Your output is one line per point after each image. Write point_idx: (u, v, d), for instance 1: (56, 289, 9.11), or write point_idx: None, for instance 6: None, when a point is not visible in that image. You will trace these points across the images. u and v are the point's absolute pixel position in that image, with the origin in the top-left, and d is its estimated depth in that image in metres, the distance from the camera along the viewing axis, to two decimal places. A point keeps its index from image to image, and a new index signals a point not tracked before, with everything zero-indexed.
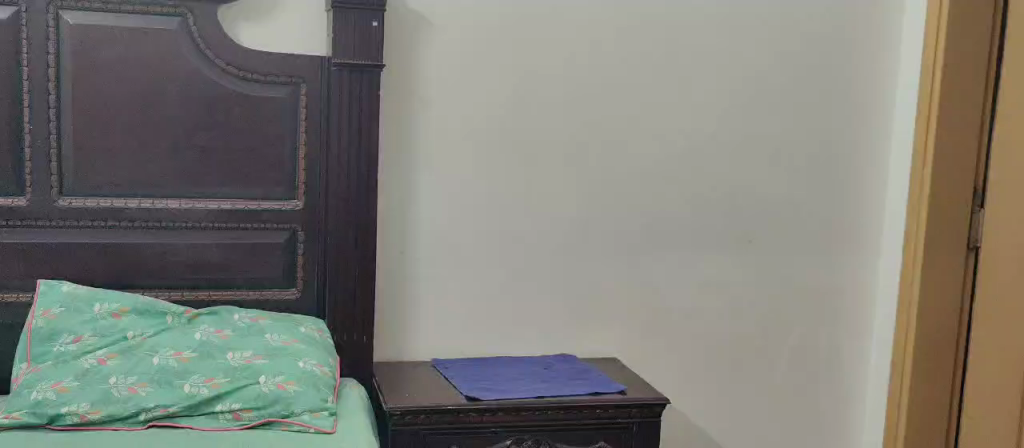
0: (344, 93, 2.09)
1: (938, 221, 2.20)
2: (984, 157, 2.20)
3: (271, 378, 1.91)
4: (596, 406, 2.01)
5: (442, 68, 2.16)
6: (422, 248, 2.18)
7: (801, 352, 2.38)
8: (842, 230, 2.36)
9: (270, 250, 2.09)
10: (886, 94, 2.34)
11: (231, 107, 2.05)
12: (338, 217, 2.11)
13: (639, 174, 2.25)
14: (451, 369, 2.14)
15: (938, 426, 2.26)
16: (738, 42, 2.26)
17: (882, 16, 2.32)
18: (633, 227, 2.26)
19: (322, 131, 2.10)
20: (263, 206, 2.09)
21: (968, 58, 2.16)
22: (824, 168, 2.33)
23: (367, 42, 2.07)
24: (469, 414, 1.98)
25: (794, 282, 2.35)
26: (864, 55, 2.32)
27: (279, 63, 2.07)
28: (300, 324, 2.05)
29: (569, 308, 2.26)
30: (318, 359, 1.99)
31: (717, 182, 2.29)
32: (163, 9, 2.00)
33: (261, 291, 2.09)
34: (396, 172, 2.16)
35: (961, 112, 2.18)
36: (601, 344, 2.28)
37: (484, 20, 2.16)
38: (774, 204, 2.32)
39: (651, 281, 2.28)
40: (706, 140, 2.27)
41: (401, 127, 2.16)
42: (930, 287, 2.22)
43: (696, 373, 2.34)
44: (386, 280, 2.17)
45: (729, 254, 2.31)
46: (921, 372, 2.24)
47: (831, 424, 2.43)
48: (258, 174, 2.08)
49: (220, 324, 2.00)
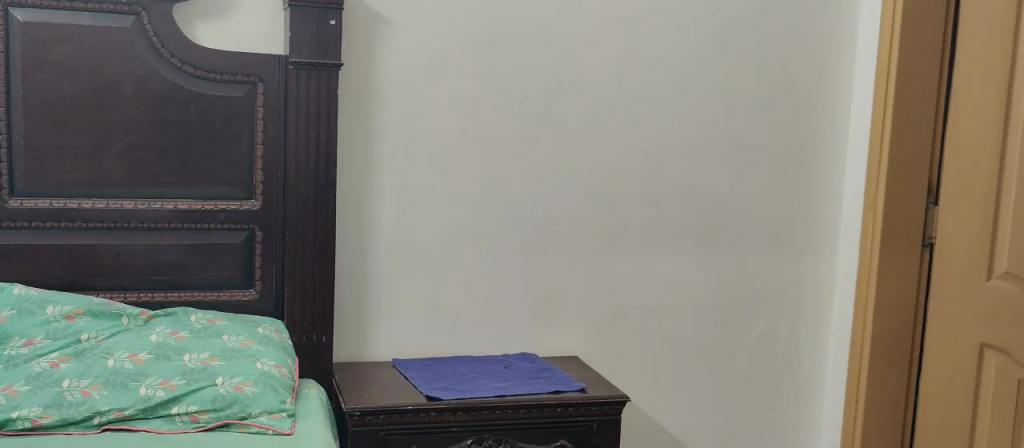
0: (302, 92, 2.03)
1: (894, 212, 2.30)
2: (938, 151, 2.30)
3: (228, 379, 1.76)
4: (557, 404, 1.95)
5: (401, 67, 2.14)
6: (383, 249, 2.17)
7: (762, 348, 2.47)
8: (799, 230, 2.46)
9: (227, 251, 2.03)
10: (843, 94, 2.45)
11: (187, 106, 1.98)
12: (297, 217, 2.05)
13: (599, 172, 2.30)
14: (411, 368, 2.11)
15: (894, 416, 2.37)
16: (696, 43, 2.33)
17: (837, 20, 2.43)
18: (592, 227, 2.31)
19: (280, 132, 2.03)
20: (220, 207, 2.01)
21: (922, 55, 2.25)
22: (781, 167, 2.43)
23: (326, 42, 2.01)
24: (429, 414, 1.89)
25: (755, 280, 2.44)
26: (820, 56, 2.42)
27: (234, 62, 1.99)
28: (258, 325, 1.96)
29: (530, 307, 2.29)
30: (276, 360, 1.86)
31: (678, 179, 2.35)
32: (115, 7, 1.91)
33: (219, 292, 2.03)
34: (353, 174, 2.13)
35: (918, 107, 2.27)
36: (562, 343, 2.32)
37: (442, 17, 2.15)
38: (733, 202, 2.40)
39: (613, 277, 2.33)
40: (665, 139, 2.33)
41: (360, 127, 2.13)
42: (887, 279, 2.31)
43: (658, 370, 2.40)
44: (345, 282, 2.16)
45: (690, 251, 2.38)
46: (879, 365, 2.34)
47: (791, 420, 2.52)
48: (214, 174, 2.01)
49: (177, 325, 1.88)
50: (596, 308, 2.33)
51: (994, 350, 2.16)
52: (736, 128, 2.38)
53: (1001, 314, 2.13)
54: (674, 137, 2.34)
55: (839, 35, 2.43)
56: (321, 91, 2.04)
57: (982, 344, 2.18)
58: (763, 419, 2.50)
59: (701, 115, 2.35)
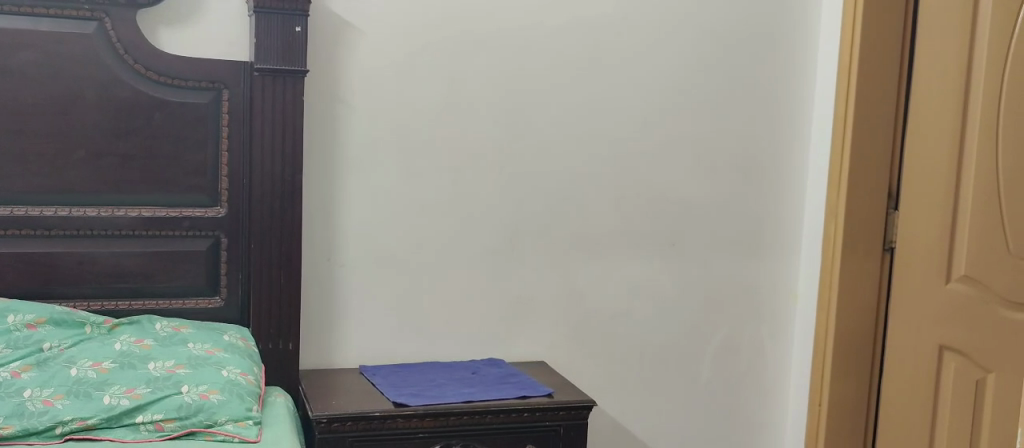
0: (267, 98, 2.02)
1: (854, 216, 2.33)
2: (898, 155, 2.35)
3: (194, 387, 1.75)
4: (524, 409, 1.96)
5: (367, 73, 2.14)
6: (350, 255, 2.17)
7: (727, 351, 2.50)
8: (763, 234, 2.49)
9: (192, 258, 2.01)
10: (805, 100, 2.49)
11: (151, 112, 1.96)
12: (262, 223, 2.05)
13: (564, 177, 2.31)
14: (378, 375, 2.11)
15: (856, 419, 2.40)
16: (661, 49, 2.35)
17: (798, 27, 2.46)
18: (558, 231, 2.32)
19: (245, 137, 2.03)
20: (184, 214, 2.00)
21: (882, 61, 2.29)
22: (744, 172, 2.46)
23: (291, 48, 2.01)
24: (397, 420, 1.89)
25: (719, 284, 2.47)
26: (783, 63, 2.46)
27: (199, 68, 1.99)
28: (224, 333, 1.95)
29: (497, 313, 2.30)
30: (242, 368, 1.85)
31: (643, 185, 2.37)
32: (77, 13, 1.90)
33: (183, 300, 2.02)
34: (319, 179, 2.13)
35: (878, 114, 2.31)
36: (529, 348, 2.33)
37: (408, 24, 2.16)
38: (697, 207, 2.42)
39: (580, 282, 2.35)
40: (631, 145, 2.35)
41: (326, 133, 2.12)
42: (848, 282, 2.35)
43: (624, 374, 2.41)
44: (311, 288, 2.15)
45: (655, 256, 2.40)
46: (841, 369, 2.37)
47: (755, 423, 2.55)
48: (179, 180, 2.00)
49: (141, 334, 1.86)
50: (562, 312, 2.34)
51: (953, 351, 2.22)
52: (700, 134, 2.41)
53: (959, 318, 2.20)
54: (639, 142, 2.36)
55: (800, 42, 2.47)
56: (287, 97, 2.04)
57: (941, 346, 2.24)
58: (728, 422, 2.53)
59: (665, 120, 2.37)
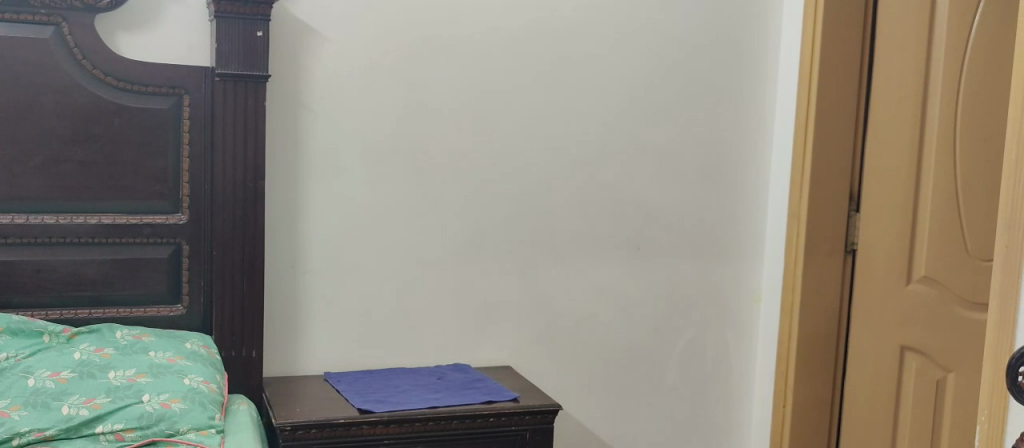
0: (228, 103, 2.01)
1: (817, 218, 2.35)
2: (859, 160, 2.38)
3: (155, 396, 1.73)
4: (489, 414, 1.96)
5: (329, 78, 2.13)
6: (314, 261, 2.15)
7: (692, 353, 2.51)
8: (726, 237, 2.51)
9: (153, 266, 1.99)
10: (767, 104, 2.51)
11: (110, 118, 1.94)
12: (225, 230, 2.03)
13: (529, 182, 2.31)
14: (343, 382, 2.10)
15: (820, 420, 2.43)
16: (624, 54, 2.36)
17: (759, 31, 2.48)
18: (523, 236, 2.32)
19: (206, 143, 2.01)
20: (145, 220, 1.98)
21: (841, 65, 2.31)
22: (708, 176, 2.47)
23: (252, 53, 2.00)
24: (361, 427, 1.88)
25: (683, 286, 2.48)
26: (744, 68, 2.47)
27: (159, 73, 1.97)
28: (186, 341, 1.93)
29: (462, 318, 2.29)
30: (204, 376, 1.84)
31: (607, 189, 2.38)
32: (34, 18, 1.87)
33: (145, 308, 1.99)
34: (282, 185, 2.12)
35: (839, 118, 2.33)
36: (495, 353, 2.33)
37: (371, 29, 2.15)
38: (661, 210, 2.43)
39: (545, 286, 2.35)
40: (595, 150, 2.36)
41: (288, 139, 2.11)
42: (810, 286, 2.37)
43: (590, 378, 2.42)
44: (274, 295, 2.14)
45: (620, 260, 2.41)
46: (805, 371, 2.39)
47: (720, 424, 2.56)
48: (139, 187, 1.97)
49: (102, 342, 1.84)
50: (528, 317, 2.35)
51: (914, 351, 2.26)
52: (664, 139, 2.42)
53: (918, 317, 2.24)
54: (603, 147, 2.37)
55: (762, 47, 2.49)
56: (248, 103, 2.02)
57: (902, 346, 2.27)
58: (693, 425, 2.54)
59: (629, 125, 2.39)
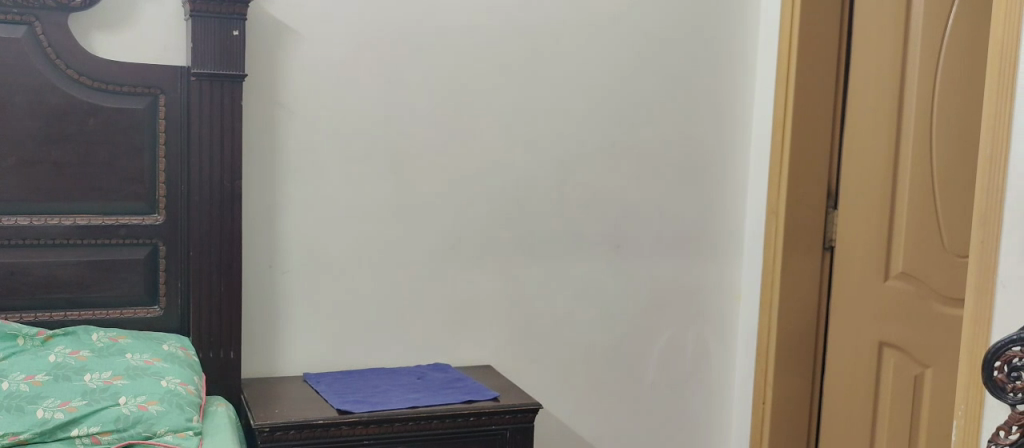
0: (205, 102, 1.99)
1: (795, 215, 2.36)
2: (836, 157, 2.39)
3: (131, 399, 1.71)
4: (469, 413, 1.96)
5: (307, 78, 2.12)
6: (292, 261, 2.14)
7: (672, 351, 2.51)
8: (705, 235, 2.51)
9: (130, 267, 1.97)
10: (745, 102, 2.52)
11: (85, 118, 1.92)
12: (202, 230, 2.01)
13: (508, 181, 2.31)
14: (322, 382, 2.09)
15: (800, 417, 2.44)
16: (602, 52, 2.37)
17: (737, 28, 2.49)
18: (503, 235, 2.32)
19: (183, 143, 1.99)
20: (121, 221, 1.96)
21: (818, 62, 2.32)
22: (687, 174, 2.48)
23: (227, 53, 1.98)
24: (341, 427, 1.87)
25: (663, 284, 2.48)
26: (722, 66, 2.48)
27: (134, 72, 1.95)
28: (163, 342, 1.91)
29: (442, 318, 2.29)
30: (181, 378, 1.82)
31: (586, 187, 2.38)
32: (6, 17, 1.85)
33: (121, 310, 1.98)
34: (259, 185, 2.10)
35: (816, 115, 2.34)
36: (474, 352, 2.32)
37: (347, 28, 2.14)
38: (641, 208, 2.44)
39: (525, 285, 2.35)
40: (574, 148, 2.36)
41: (265, 139, 2.10)
42: (789, 282, 2.37)
43: (570, 377, 2.42)
44: (252, 296, 2.12)
45: (600, 258, 2.41)
46: (784, 368, 2.40)
47: (701, 422, 2.57)
48: (115, 187, 1.96)
49: (77, 345, 1.82)
50: (508, 316, 2.34)
51: (891, 347, 2.28)
52: (643, 137, 2.42)
53: (896, 314, 2.25)
54: (582, 145, 2.37)
55: (740, 44, 2.49)
56: (224, 102, 2.01)
57: (880, 342, 2.29)
58: (673, 423, 2.54)
59: (607, 123, 2.39)
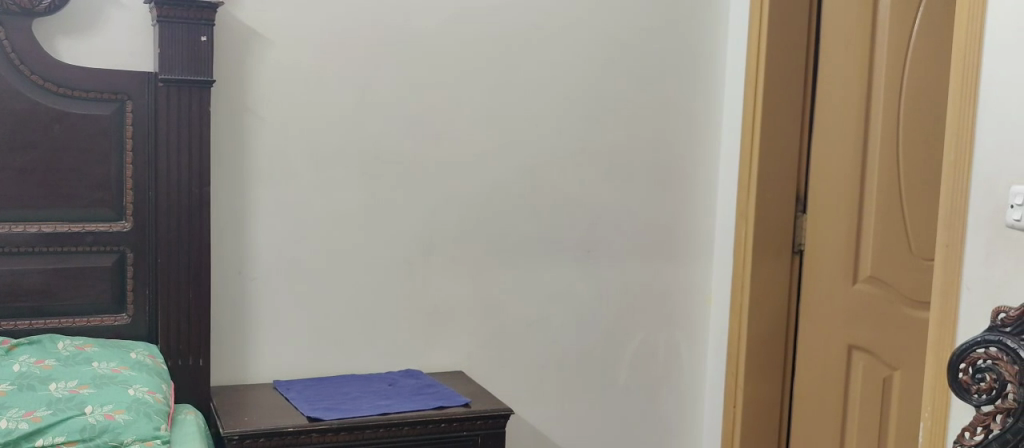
0: (172, 108, 1.98)
1: (764, 219, 2.37)
2: (805, 162, 2.41)
3: (98, 408, 1.69)
4: (440, 420, 1.95)
5: (275, 84, 2.11)
6: (261, 268, 2.13)
7: (644, 355, 2.52)
8: (676, 239, 2.52)
9: (97, 274, 1.95)
10: (715, 106, 2.53)
11: (50, 124, 1.90)
12: (170, 237, 2.00)
13: (478, 186, 2.31)
14: (293, 389, 2.08)
15: (770, 420, 2.45)
16: (572, 58, 2.37)
17: (706, 33, 2.50)
18: (474, 240, 2.32)
19: (150, 149, 1.98)
20: (87, 228, 1.94)
21: (786, 67, 2.34)
22: (657, 178, 2.49)
23: (195, 58, 1.97)
24: (311, 435, 1.86)
25: (634, 288, 2.49)
26: (692, 71, 2.49)
27: (100, 78, 1.93)
28: (130, 351, 1.90)
29: (413, 324, 2.28)
30: (149, 386, 1.80)
31: (557, 193, 2.39)
32: None
33: (88, 318, 1.95)
34: (227, 191, 2.09)
35: (784, 118, 2.36)
36: (445, 359, 2.32)
37: (316, 34, 2.14)
38: (611, 213, 2.44)
39: (496, 290, 2.35)
40: (544, 153, 2.37)
41: (234, 145, 2.08)
42: (759, 285, 2.39)
43: (542, 382, 2.42)
44: (221, 303, 2.11)
45: (571, 263, 2.41)
46: (755, 370, 2.41)
47: (673, 425, 2.58)
48: (81, 195, 1.93)
49: (43, 354, 1.80)
50: (479, 321, 2.34)
51: (861, 351, 2.30)
52: (613, 142, 2.43)
53: (866, 316, 2.28)
54: (552, 150, 2.37)
55: (710, 50, 2.51)
56: (192, 107, 2.00)
57: (850, 346, 2.32)
58: (644, 426, 2.55)
59: (578, 128, 2.39)
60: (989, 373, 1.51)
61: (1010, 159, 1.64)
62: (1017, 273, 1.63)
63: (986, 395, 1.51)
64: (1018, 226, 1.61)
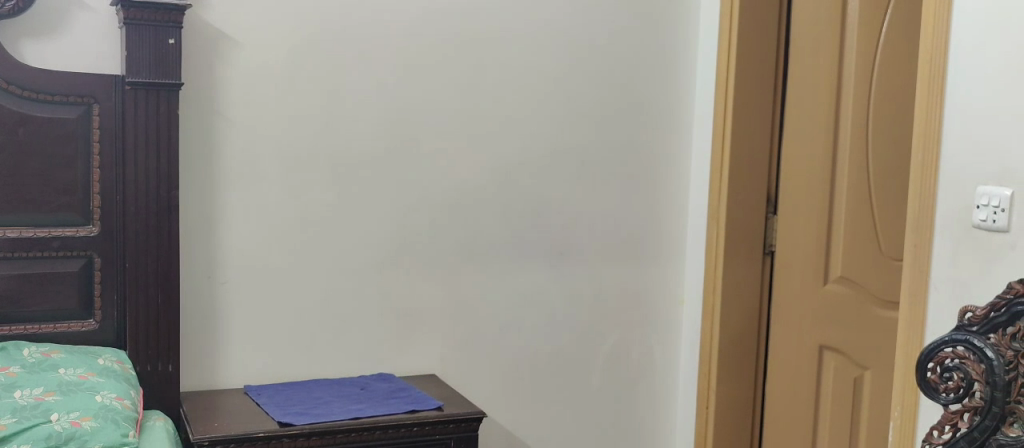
0: (141, 112, 1.96)
1: (736, 219, 2.38)
2: (776, 163, 2.42)
3: (64, 415, 1.66)
4: (412, 424, 1.94)
5: (245, 86, 2.10)
6: (231, 272, 2.11)
7: (617, 357, 2.52)
8: (648, 240, 2.53)
9: (64, 280, 1.93)
10: (686, 108, 2.54)
11: (15, 128, 1.87)
12: (138, 241, 1.98)
13: (450, 189, 2.30)
14: (263, 394, 2.06)
15: (743, 420, 2.46)
16: (543, 60, 2.37)
17: (677, 35, 2.51)
18: (446, 243, 2.31)
19: (118, 153, 1.96)
20: (54, 233, 1.92)
21: (756, 69, 2.35)
22: (629, 180, 2.49)
23: (164, 61, 1.95)
24: (282, 440, 1.85)
25: (607, 290, 2.49)
26: (662, 73, 2.50)
27: (67, 81, 1.91)
28: (98, 357, 1.87)
29: (385, 327, 2.27)
30: (117, 392, 1.78)
31: (529, 195, 2.38)
32: None
33: (55, 324, 1.93)
34: (196, 194, 2.07)
35: (754, 120, 2.37)
36: (418, 362, 2.31)
37: (286, 36, 2.12)
38: (583, 215, 2.45)
39: (468, 293, 2.34)
40: (516, 155, 2.36)
41: (202, 149, 2.07)
42: (732, 287, 2.40)
43: (515, 384, 2.41)
44: (190, 307, 2.09)
45: (543, 266, 2.41)
46: (727, 371, 2.42)
47: (646, 426, 2.58)
48: (47, 199, 1.91)
49: (7, 360, 1.77)
50: (452, 324, 2.33)
51: (832, 350, 2.32)
52: (585, 144, 2.43)
53: (836, 317, 2.30)
54: (524, 153, 2.37)
55: (680, 52, 2.52)
56: (161, 111, 1.98)
57: (821, 345, 2.33)
58: (618, 428, 2.55)
59: (550, 131, 2.39)
60: (956, 372, 1.51)
61: (975, 159, 1.66)
62: (983, 273, 1.65)
63: (954, 394, 1.50)
64: (982, 226, 1.63)
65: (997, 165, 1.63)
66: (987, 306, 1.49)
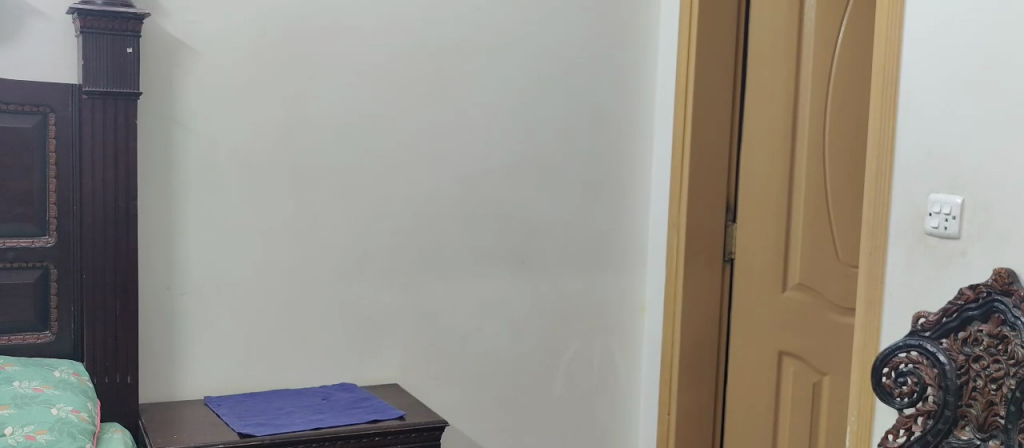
0: (98, 121, 1.94)
1: (696, 227, 2.41)
2: (734, 174, 2.44)
3: (18, 429, 1.63)
4: (374, 433, 1.94)
5: (204, 95, 2.08)
6: (191, 282, 2.09)
7: (579, 363, 2.53)
8: (610, 247, 2.55)
9: (19, 291, 1.90)
10: (645, 117, 2.56)
11: None
12: (95, 251, 1.95)
13: (411, 198, 2.31)
14: (224, 405, 2.05)
15: (704, 427, 2.48)
16: (504, 69, 2.38)
17: (637, 45, 2.54)
18: (408, 252, 2.31)
19: (74, 161, 1.94)
20: (9, 244, 1.89)
21: (715, 79, 2.39)
22: (591, 188, 2.51)
23: (120, 70, 1.94)
24: None
25: (569, 297, 2.50)
26: (623, 82, 2.53)
27: (23, 90, 1.88)
28: (53, 369, 1.84)
29: (347, 337, 2.26)
30: (72, 405, 1.76)
31: (490, 204, 2.39)
32: None
33: (9, 336, 1.89)
34: (155, 203, 2.05)
35: (712, 129, 2.40)
36: (380, 371, 2.30)
37: (245, 45, 2.11)
38: (545, 224, 2.46)
39: (429, 302, 2.34)
40: (477, 164, 2.37)
41: (162, 157, 2.05)
42: (693, 294, 2.42)
43: (479, 392, 2.42)
44: (148, 319, 2.06)
45: (505, 274, 2.42)
46: (688, 377, 2.44)
47: (609, 432, 2.59)
48: (3, 209, 1.88)
49: None
50: (414, 333, 2.33)
51: (791, 356, 2.40)
52: (545, 152, 2.45)
53: (796, 323, 2.38)
54: (485, 162, 2.38)
55: (640, 61, 2.54)
56: (120, 119, 1.96)
57: (780, 352, 2.40)
58: (581, 434, 2.56)
59: (511, 140, 2.41)
60: (910, 377, 1.56)
61: (927, 167, 1.70)
62: (934, 279, 1.68)
63: (908, 398, 1.56)
64: (934, 233, 1.67)
65: (948, 173, 1.66)
66: (939, 312, 1.55)
